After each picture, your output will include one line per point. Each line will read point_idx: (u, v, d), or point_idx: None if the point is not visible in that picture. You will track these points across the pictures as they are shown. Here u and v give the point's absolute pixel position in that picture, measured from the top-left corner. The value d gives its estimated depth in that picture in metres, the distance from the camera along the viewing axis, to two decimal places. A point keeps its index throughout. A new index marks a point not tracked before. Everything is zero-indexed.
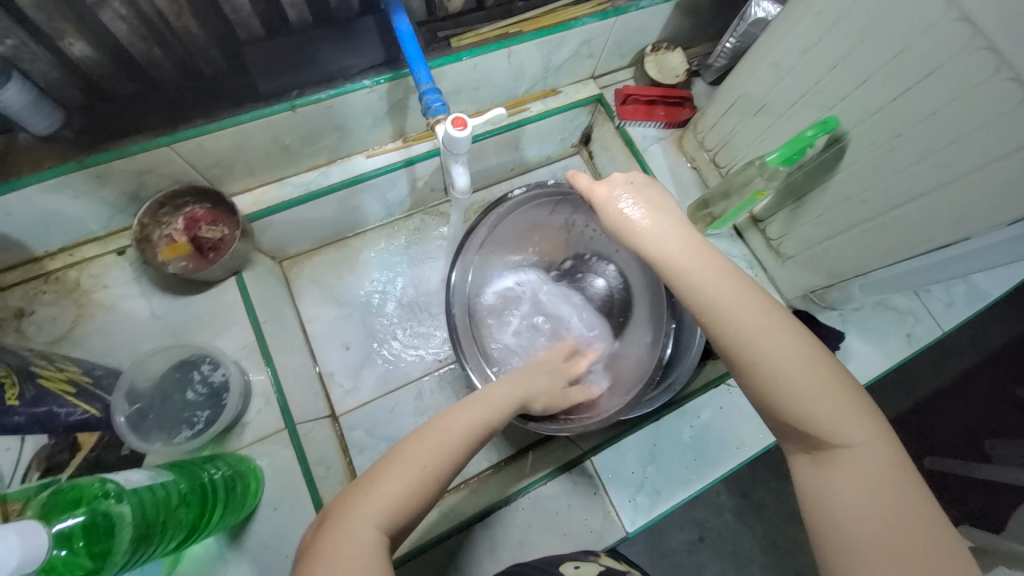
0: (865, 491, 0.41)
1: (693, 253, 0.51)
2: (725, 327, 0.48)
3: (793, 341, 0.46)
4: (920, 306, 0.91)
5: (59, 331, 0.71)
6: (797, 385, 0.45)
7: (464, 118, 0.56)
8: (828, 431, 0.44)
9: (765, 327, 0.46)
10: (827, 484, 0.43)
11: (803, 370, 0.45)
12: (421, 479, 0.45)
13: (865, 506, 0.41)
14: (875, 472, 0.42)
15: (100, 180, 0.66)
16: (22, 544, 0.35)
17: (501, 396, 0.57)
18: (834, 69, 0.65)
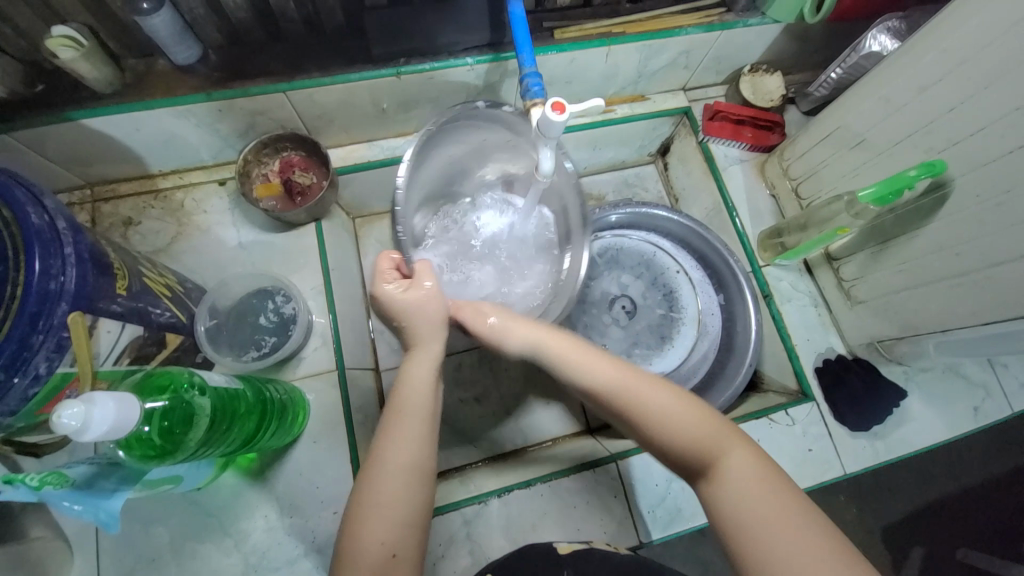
0: (742, 487, 0.45)
1: (557, 334, 0.57)
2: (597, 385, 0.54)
3: (662, 390, 0.52)
4: (994, 380, 0.84)
5: (159, 243, 0.79)
6: (661, 413, 0.50)
7: (563, 103, 0.57)
8: (696, 446, 0.48)
9: (636, 382, 0.53)
10: (714, 492, 0.46)
11: (679, 415, 0.50)
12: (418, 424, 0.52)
13: (744, 499, 0.44)
14: (741, 469, 0.46)
15: (220, 113, 0.73)
16: (116, 413, 0.40)
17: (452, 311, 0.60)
18: (949, 113, 0.62)
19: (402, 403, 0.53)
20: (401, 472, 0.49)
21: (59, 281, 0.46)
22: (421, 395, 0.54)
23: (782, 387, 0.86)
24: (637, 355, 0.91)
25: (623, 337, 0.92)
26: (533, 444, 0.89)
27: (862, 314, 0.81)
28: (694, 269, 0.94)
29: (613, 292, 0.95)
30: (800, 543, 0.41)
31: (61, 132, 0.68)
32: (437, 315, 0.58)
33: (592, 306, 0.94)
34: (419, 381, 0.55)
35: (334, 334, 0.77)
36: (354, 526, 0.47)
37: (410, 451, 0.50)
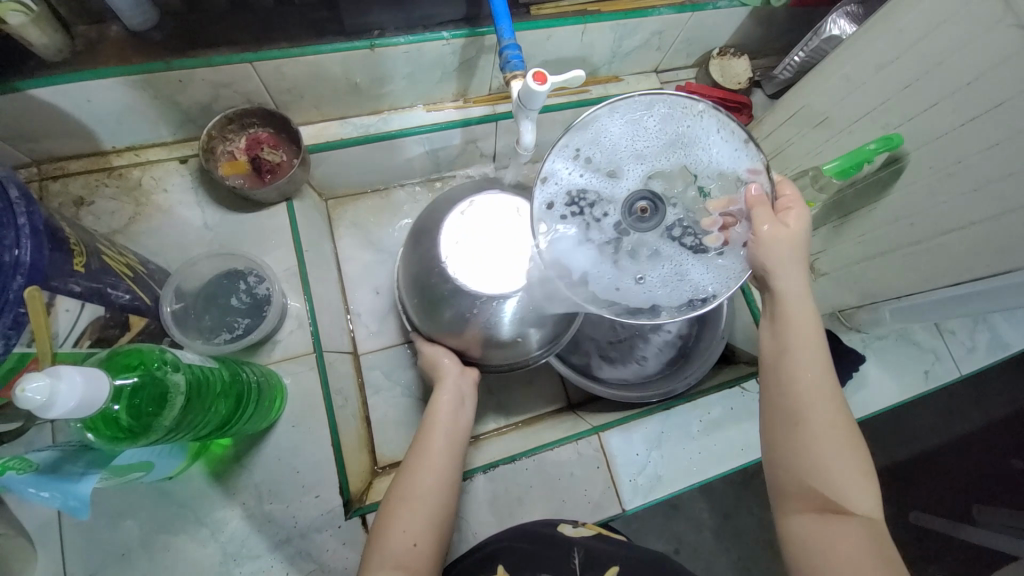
0: (860, 553, 0.47)
1: (800, 331, 0.56)
2: (795, 390, 0.54)
3: (838, 428, 0.52)
4: (942, 345, 0.91)
5: (116, 224, 0.74)
6: (830, 455, 0.51)
7: (543, 73, 0.57)
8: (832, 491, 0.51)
9: (819, 402, 0.53)
10: (821, 532, 0.50)
11: (836, 453, 0.52)
12: (448, 440, 0.61)
13: (855, 561, 0.47)
14: (868, 540, 0.48)
15: (181, 85, 0.69)
16: (84, 388, 0.37)
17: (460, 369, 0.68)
18: (906, 90, 0.66)
19: (434, 428, 0.62)
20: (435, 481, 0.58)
21: (13, 253, 0.43)
22: (452, 420, 0.63)
23: (752, 358, 0.88)
24: (669, 277, 0.54)
25: (642, 256, 0.55)
26: (516, 422, 0.90)
27: (825, 286, 0.86)
28: (703, 109, 0.56)
29: (601, 204, 0.56)
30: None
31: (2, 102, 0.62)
32: (460, 371, 0.68)
33: (586, 238, 0.56)
34: (448, 414, 0.64)
35: (310, 316, 0.75)
36: (392, 513, 0.56)
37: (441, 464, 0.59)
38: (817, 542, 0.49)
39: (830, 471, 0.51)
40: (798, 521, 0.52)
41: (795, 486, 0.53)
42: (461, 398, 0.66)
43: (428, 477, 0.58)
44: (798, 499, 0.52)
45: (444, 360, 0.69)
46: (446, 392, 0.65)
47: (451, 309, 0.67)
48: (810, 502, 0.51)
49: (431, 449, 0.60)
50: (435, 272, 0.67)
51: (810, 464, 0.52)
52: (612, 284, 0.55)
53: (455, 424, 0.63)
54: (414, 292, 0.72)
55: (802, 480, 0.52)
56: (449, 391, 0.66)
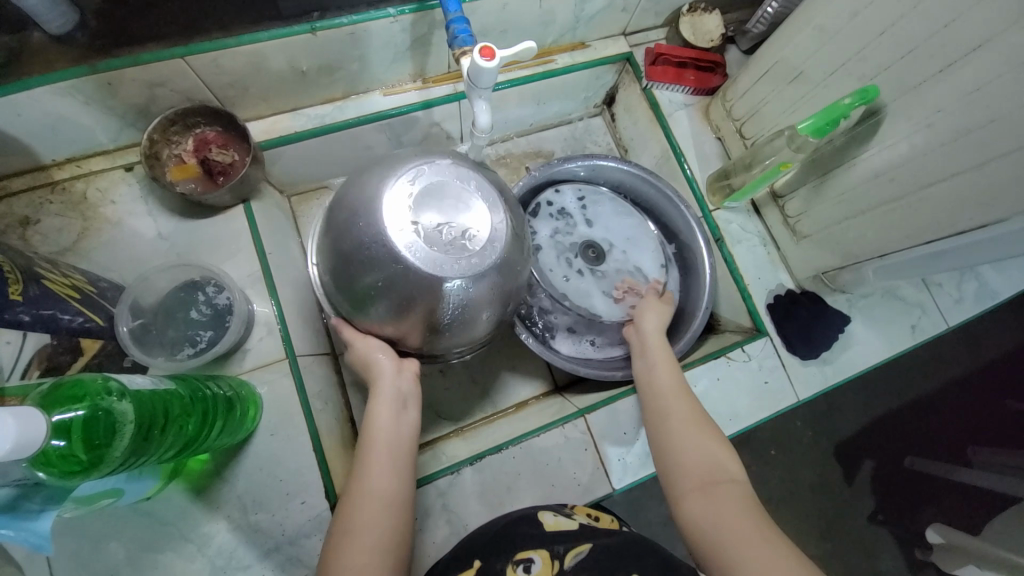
0: (734, 516, 0.53)
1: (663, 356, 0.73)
2: (659, 406, 0.68)
3: (702, 422, 0.64)
4: (929, 299, 0.90)
5: (65, 242, 0.70)
6: (688, 442, 0.62)
7: (492, 48, 0.53)
8: (704, 468, 0.59)
9: (680, 401, 0.66)
10: (706, 506, 0.55)
11: (701, 440, 0.62)
12: (391, 455, 0.58)
13: (731, 523, 0.53)
14: (739, 504, 0.55)
15: (113, 88, 0.65)
16: (18, 429, 0.35)
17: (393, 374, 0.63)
18: (881, 36, 0.62)
19: (373, 444, 0.58)
20: (380, 503, 0.56)
21: None
22: (391, 431, 0.60)
23: (737, 326, 0.89)
24: (581, 291, 0.85)
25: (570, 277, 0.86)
26: (503, 409, 0.89)
27: (807, 248, 0.83)
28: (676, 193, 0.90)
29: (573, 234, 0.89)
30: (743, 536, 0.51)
31: None
32: (394, 369, 0.63)
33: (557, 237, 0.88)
34: (387, 426, 0.60)
35: (279, 321, 0.72)
36: (338, 549, 0.53)
37: (385, 484, 0.57)
38: (700, 515, 0.55)
39: (694, 455, 0.60)
40: (689, 510, 0.57)
41: (676, 475, 0.60)
42: (398, 402, 0.62)
43: (372, 508, 0.55)
44: (679, 484, 0.59)
45: (377, 356, 0.63)
46: (383, 396, 0.61)
47: (390, 295, 0.57)
48: (687, 483, 0.58)
49: (371, 467, 0.57)
50: (367, 258, 0.56)
51: (678, 452, 0.62)
52: (549, 270, 0.85)
53: (395, 435, 0.60)
54: (342, 276, 0.60)
55: (678, 468, 0.60)
56: (385, 397, 0.61)
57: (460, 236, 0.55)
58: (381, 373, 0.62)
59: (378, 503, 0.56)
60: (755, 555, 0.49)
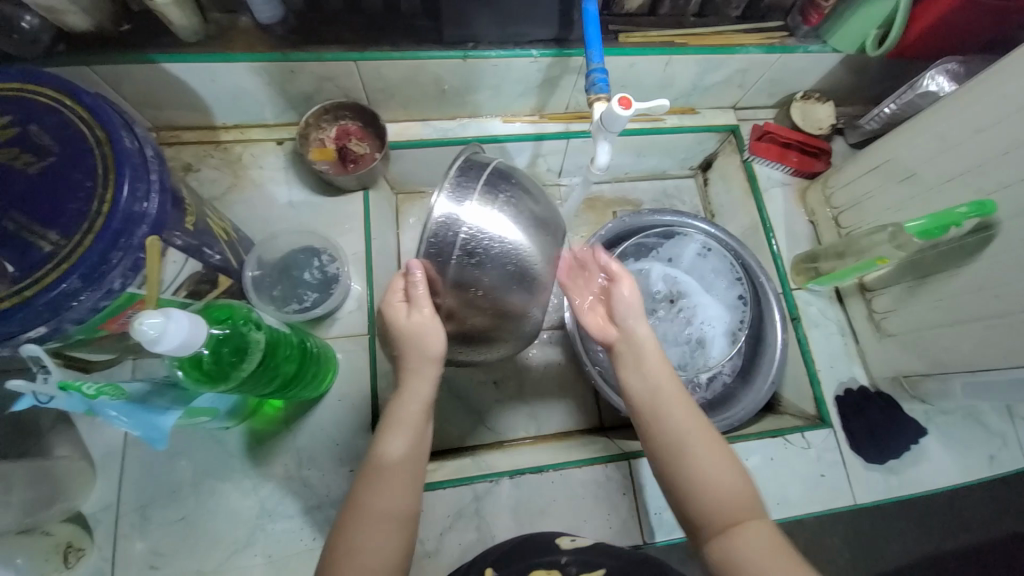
0: (769, 555, 0.49)
1: (669, 385, 0.59)
2: (667, 424, 0.57)
3: (710, 444, 0.56)
4: (1014, 432, 0.84)
5: (215, 191, 0.82)
6: (712, 472, 0.54)
7: (628, 99, 0.59)
8: (724, 505, 0.53)
9: (683, 417, 0.57)
10: (735, 548, 0.50)
11: (713, 465, 0.54)
12: (403, 472, 0.52)
13: (763, 562, 0.49)
14: (768, 536, 0.51)
15: (291, 75, 0.76)
16: (189, 330, 0.42)
17: (427, 384, 0.55)
18: (1004, 155, 0.62)
19: (392, 443, 0.53)
20: (383, 519, 0.50)
21: (143, 205, 0.48)
22: (410, 442, 0.53)
23: (799, 411, 0.87)
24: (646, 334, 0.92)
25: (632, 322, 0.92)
26: (546, 434, 0.90)
27: (889, 348, 0.81)
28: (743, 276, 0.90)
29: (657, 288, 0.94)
30: None
31: (142, 73, 0.71)
32: (432, 361, 0.54)
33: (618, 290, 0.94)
34: (406, 434, 0.53)
35: (369, 299, 0.79)
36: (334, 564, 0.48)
37: (395, 501, 0.51)
38: (731, 551, 0.50)
39: (715, 486, 0.53)
40: (716, 555, 0.51)
41: (697, 509, 0.54)
42: (423, 411, 0.55)
43: (374, 526, 0.50)
44: (702, 525, 0.53)
45: (428, 333, 0.53)
46: (416, 395, 0.54)
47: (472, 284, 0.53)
48: (710, 519, 0.52)
49: (383, 480, 0.52)
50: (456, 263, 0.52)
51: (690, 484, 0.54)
52: None
53: (414, 446, 0.54)
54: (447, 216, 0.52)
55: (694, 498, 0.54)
56: (416, 400, 0.55)
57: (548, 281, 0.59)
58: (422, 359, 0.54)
59: (385, 519, 0.50)
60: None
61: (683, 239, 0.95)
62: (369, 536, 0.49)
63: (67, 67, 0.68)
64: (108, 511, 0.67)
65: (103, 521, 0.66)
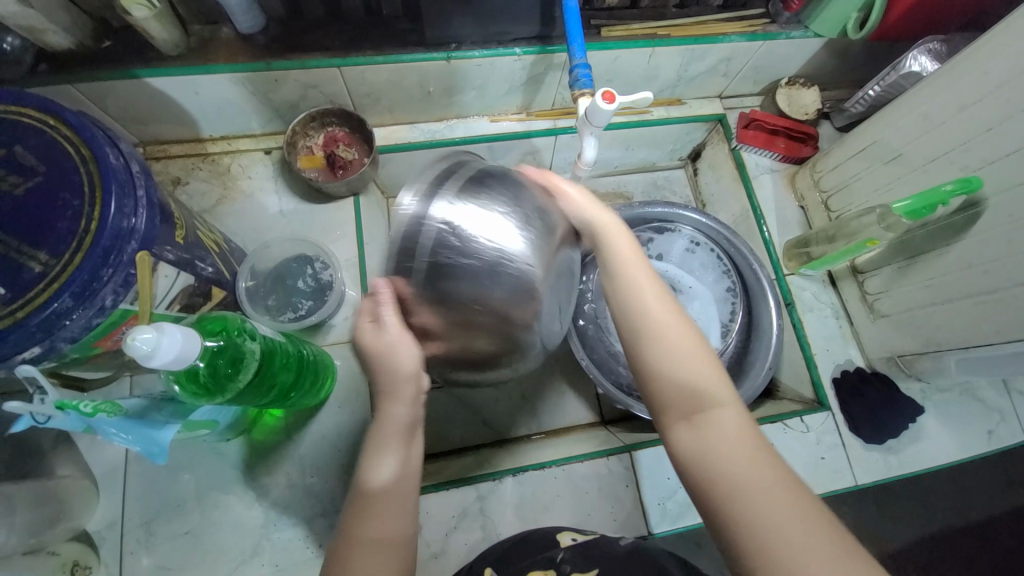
0: (736, 445, 0.45)
1: (629, 266, 0.52)
2: (632, 306, 0.50)
3: (680, 326, 0.50)
4: (1010, 406, 0.84)
5: (205, 204, 0.82)
6: (676, 355, 0.48)
7: (612, 93, 0.59)
8: (692, 392, 0.48)
9: (647, 295, 0.51)
10: (702, 439, 0.46)
11: (682, 347, 0.49)
12: (392, 500, 0.48)
13: (729, 451, 0.45)
14: (737, 427, 0.47)
15: (276, 83, 0.76)
16: (181, 344, 0.42)
17: (403, 403, 0.50)
18: (988, 132, 0.63)
19: (381, 466, 0.49)
20: (377, 555, 0.47)
21: (131, 221, 0.48)
22: (396, 467, 0.49)
23: (797, 396, 0.87)
24: None
25: None
26: (548, 431, 0.90)
27: (883, 328, 0.82)
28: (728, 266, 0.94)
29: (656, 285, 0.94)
30: (759, 477, 0.44)
31: (126, 88, 0.71)
32: (408, 369, 0.48)
33: None
34: (394, 457, 0.49)
35: (364, 305, 0.79)
36: None
37: (390, 531, 0.48)
38: (700, 441, 0.46)
39: (681, 372, 0.48)
40: (681, 444, 0.48)
41: (662, 396, 0.49)
42: (407, 428, 0.50)
43: (370, 564, 0.46)
44: (666, 409, 0.49)
45: (399, 351, 0.48)
46: (398, 413, 0.50)
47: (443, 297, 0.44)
48: (674, 408, 0.48)
49: (370, 513, 0.48)
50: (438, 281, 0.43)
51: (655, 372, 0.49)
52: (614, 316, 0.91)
53: (403, 470, 0.49)
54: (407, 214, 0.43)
55: (657, 378, 0.48)
56: (397, 422, 0.50)
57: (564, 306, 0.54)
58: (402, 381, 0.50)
59: (379, 555, 0.47)
60: (755, 482, 0.44)
61: (674, 232, 0.97)
62: None
63: (48, 85, 0.68)
64: (112, 528, 0.67)
65: (108, 539, 0.66)
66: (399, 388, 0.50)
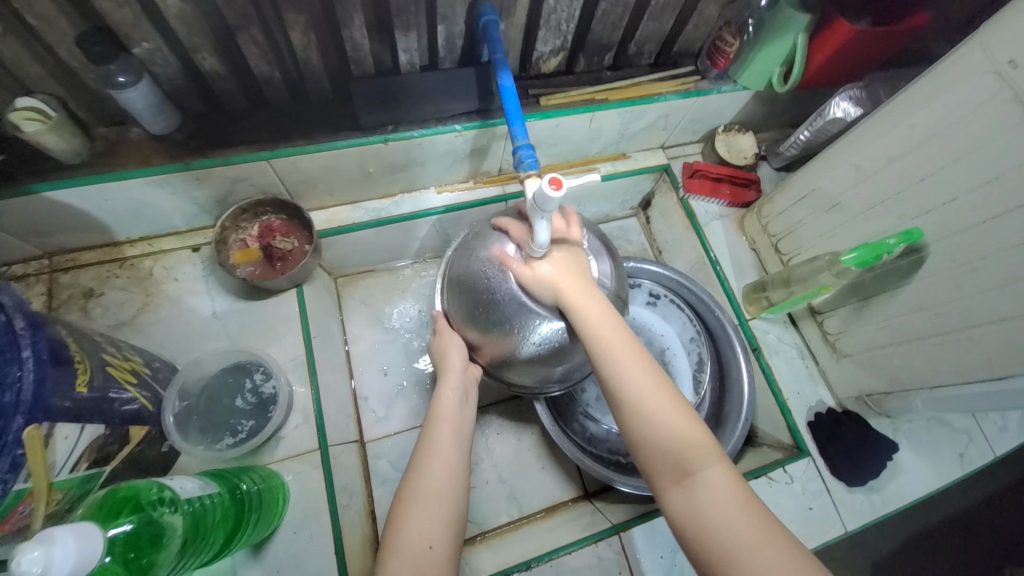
0: (726, 504, 0.46)
1: (609, 335, 0.55)
2: (612, 374, 0.54)
3: (666, 404, 0.52)
4: (976, 427, 0.86)
5: (124, 315, 0.73)
6: (659, 416, 0.51)
7: (559, 177, 0.52)
8: (678, 451, 0.49)
9: (632, 370, 0.54)
10: (691, 498, 0.48)
11: (662, 410, 0.51)
12: (457, 433, 0.62)
13: (717, 511, 0.46)
14: (726, 485, 0.47)
15: (198, 182, 0.70)
16: (79, 549, 0.35)
17: (456, 374, 0.67)
18: (921, 182, 0.65)
19: (440, 425, 0.62)
20: (446, 479, 0.57)
21: (14, 391, 0.41)
22: (453, 415, 0.63)
23: (776, 442, 0.86)
24: None
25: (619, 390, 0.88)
26: (531, 514, 0.85)
27: (848, 367, 0.83)
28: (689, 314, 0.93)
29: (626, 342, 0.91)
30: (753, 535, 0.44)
31: (19, 205, 0.63)
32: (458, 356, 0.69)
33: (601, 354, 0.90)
34: (452, 408, 0.64)
35: (315, 409, 0.72)
36: (402, 523, 0.54)
37: (452, 463, 0.59)
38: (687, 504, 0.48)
39: (664, 432, 0.50)
40: (675, 505, 0.49)
41: (650, 460, 0.51)
42: (461, 392, 0.66)
43: (437, 485, 0.57)
44: (659, 474, 0.50)
45: (450, 349, 0.69)
46: (451, 387, 0.66)
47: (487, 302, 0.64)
48: (666, 468, 0.50)
49: (437, 448, 0.60)
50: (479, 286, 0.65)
51: (642, 428, 0.51)
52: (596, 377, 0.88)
53: (460, 418, 0.64)
54: (471, 244, 0.69)
55: (644, 445, 0.51)
56: (454, 387, 0.66)
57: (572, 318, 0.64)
58: (450, 367, 0.68)
59: (436, 502, 0.55)
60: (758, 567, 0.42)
61: (634, 287, 0.96)
62: (434, 496, 0.56)
63: None
64: None
65: None
66: (451, 356, 0.68)
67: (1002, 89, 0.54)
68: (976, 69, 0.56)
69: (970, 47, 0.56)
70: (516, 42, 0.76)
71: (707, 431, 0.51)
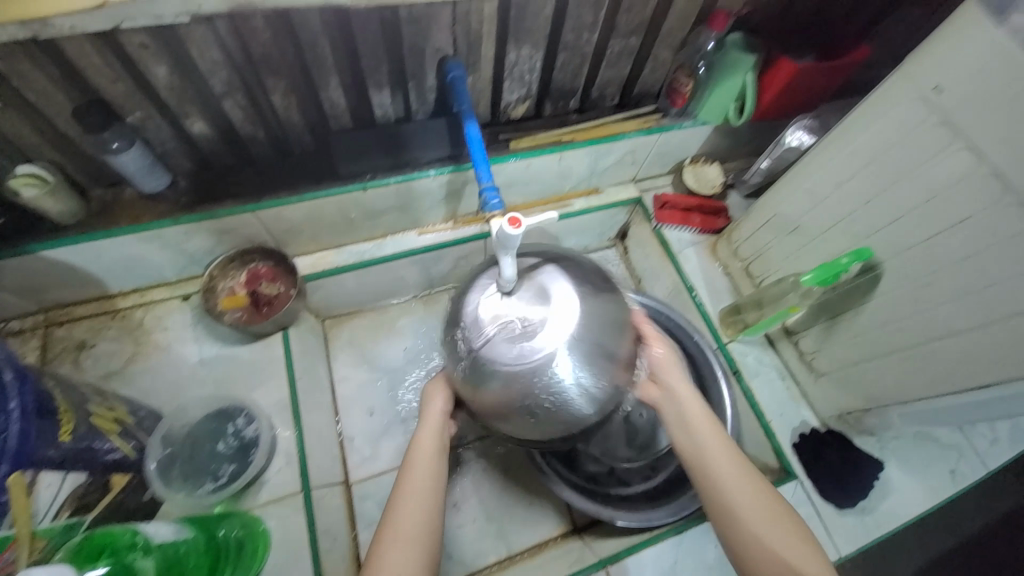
0: None
1: (731, 450, 0.60)
2: (715, 482, 0.58)
3: (765, 507, 0.56)
4: (964, 441, 0.84)
5: (114, 365, 0.76)
6: (770, 530, 0.55)
7: (519, 216, 0.58)
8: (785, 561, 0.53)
9: (733, 474, 0.58)
10: None
11: (763, 516, 0.55)
12: (432, 479, 0.58)
13: None
14: None
15: (187, 235, 0.74)
16: None
17: (435, 422, 0.63)
18: (868, 204, 0.68)
19: (414, 473, 0.59)
20: (412, 534, 0.54)
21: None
22: (429, 462, 0.60)
23: (764, 465, 0.86)
24: None
25: None
26: (518, 552, 0.84)
27: (827, 386, 0.84)
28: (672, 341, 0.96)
29: None
30: None
31: (18, 264, 0.67)
32: (440, 399, 0.64)
33: None
34: (428, 454, 0.60)
35: (298, 450, 0.74)
36: None
37: (423, 518, 0.56)
38: None
39: (767, 538, 0.54)
40: None
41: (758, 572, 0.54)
42: (440, 438, 0.62)
43: (404, 547, 0.53)
44: None
45: (432, 394, 0.65)
46: (428, 433, 0.62)
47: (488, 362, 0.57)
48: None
49: (408, 500, 0.56)
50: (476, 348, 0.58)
51: (744, 536, 0.55)
52: None
53: (438, 465, 0.60)
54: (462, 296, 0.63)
55: (753, 555, 0.54)
56: (429, 433, 0.62)
57: (586, 346, 0.57)
58: (432, 409, 0.64)
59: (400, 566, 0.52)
60: None
61: None
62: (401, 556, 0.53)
63: None
64: None
65: None
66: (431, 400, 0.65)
67: (931, 114, 0.58)
68: (907, 95, 0.59)
69: (897, 78, 0.60)
70: (484, 92, 0.81)
71: (807, 530, 0.56)
